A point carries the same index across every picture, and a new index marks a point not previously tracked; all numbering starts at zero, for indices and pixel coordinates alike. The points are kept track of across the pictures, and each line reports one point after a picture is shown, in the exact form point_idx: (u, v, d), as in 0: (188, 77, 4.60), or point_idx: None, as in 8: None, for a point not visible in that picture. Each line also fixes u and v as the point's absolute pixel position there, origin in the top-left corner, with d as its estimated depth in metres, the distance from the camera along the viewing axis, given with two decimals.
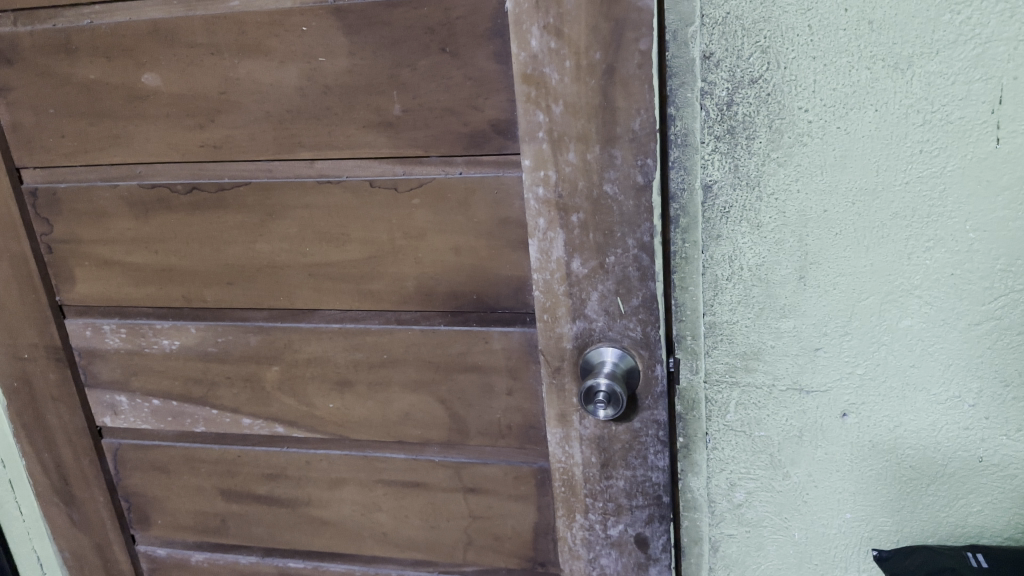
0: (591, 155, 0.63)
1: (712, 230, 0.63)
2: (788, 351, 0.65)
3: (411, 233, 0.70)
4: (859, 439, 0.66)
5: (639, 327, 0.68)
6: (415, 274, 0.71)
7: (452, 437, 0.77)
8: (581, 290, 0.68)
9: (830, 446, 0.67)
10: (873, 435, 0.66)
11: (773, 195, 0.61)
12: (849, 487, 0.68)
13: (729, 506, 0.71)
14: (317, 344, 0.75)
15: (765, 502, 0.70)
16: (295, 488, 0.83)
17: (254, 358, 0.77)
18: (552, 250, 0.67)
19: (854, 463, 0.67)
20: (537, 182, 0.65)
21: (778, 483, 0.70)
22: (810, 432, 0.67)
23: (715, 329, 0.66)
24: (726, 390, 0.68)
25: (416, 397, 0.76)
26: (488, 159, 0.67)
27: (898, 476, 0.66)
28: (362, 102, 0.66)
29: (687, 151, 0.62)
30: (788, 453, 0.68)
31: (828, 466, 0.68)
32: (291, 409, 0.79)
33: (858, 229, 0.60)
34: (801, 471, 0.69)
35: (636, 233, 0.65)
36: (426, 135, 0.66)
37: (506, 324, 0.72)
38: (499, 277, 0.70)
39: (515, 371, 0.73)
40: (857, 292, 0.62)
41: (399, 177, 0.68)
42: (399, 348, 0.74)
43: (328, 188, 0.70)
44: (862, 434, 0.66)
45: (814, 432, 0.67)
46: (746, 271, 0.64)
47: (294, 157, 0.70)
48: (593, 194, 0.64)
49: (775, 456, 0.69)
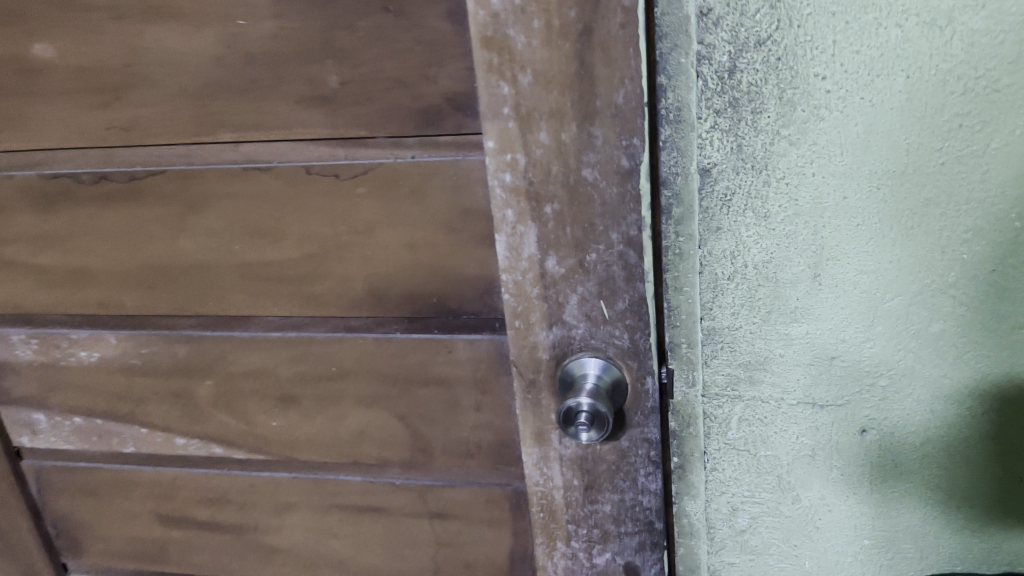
0: (565, 133, 0.52)
1: (710, 222, 0.54)
2: (799, 359, 0.56)
3: (357, 227, 0.59)
4: (880, 458, 0.58)
5: (626, 335, 0.58)
6: (364, 275, 0.60)
7: (414, 457, 0.67)
8: (557, 292, 0.58)
9: (846, 466, 0.59)
10: (896, 453, 0.57)
11: (783, 182, 0.52)
12: (867, 511, 0.60)
13: (730, 532, 0.64)
14: (254, 355, 0.65)
15: (771, 529, 0.62)
16: (240, 513, 0.73)
17: (184, 371, 0.67)
18: (522, 246, 0.56)
19: (873, 485, 0.59)
20: (502, 167, 0.54)
21: (786, 507, 0.62)
22: (824, 451, 0.59)
23: (714, 335, 0.57)
24: (728, 404, 0.59)
25: (372, 414, 0.66)
26: (444, 139, 0.55)
27: (923, 498, 0.58)
28: (292, 73, 0.55)
29: (681, 128, 0.52)
30: (799, 474, 0.60)
31: (843, 488, 0.60)
32: (229, 427, 0.69)
33: (884, 220, 0.51)
34: (812, 492, 0.61)
35: (621, 226, 0.54)
36: (371, 112, 0.55)
37: (472, 331, 0.62)
38: (462, 278, 0.59)
39: (483, 384, 0.63)
40: (879, 291, 0.53)
41: (339, 163, 0.57)
42: (349, 359, 0.63)
43: (257, 176, 0.58)
44: (884, 452, 0.58)
45: (828, 450, 0.59)
46: (751, 269, 0.54)
47: (214, 140, 0.58)
48: (569, 179, 0.54)
49: (784, 477, 0.61)
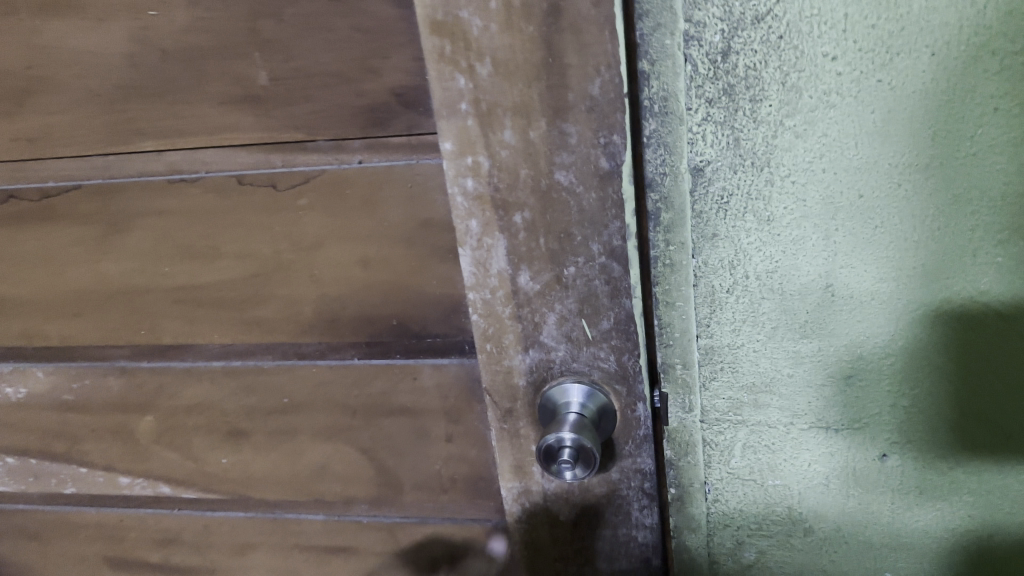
0: (534, 131, 0.44)
1: (705, 228, 0.47)
2: (810, 380, 0.49)
3: (301, 244, 0.51)
4: (902, 485, 0.51)
5: (612, 357, 0.50)
6: (313, 297, 0.53)
7: (382, 494, 0.60)
8: (532, 312, 0.50)
9: (865, 494, 0.52)
10: (919, 479, 0.51)
11: (788, 180, 0.44)
12: (889, 541, 0.53)
13: (735, 565, 0.58)
14: (194, 388, 0.58)
15: (782, 561, 0.56)
16: (195, 555, 0.67)
17: (122, 406, 0.60)
18: (490, 261, 0.49)
19: (895, 514, 0.52)
20: (463, 172, 0.47)
21: (798, 539, 0.55)
22: (839, 479, 0.52)
23: (712, 354, 0.50)
24: (730, 429, 0.52)
25: (332, 449, 0.59)
26: (394, 140, 0.47)
27: (949, 525, 0.52)
28: (214, 70, 0.47)
29: (668, 121, 0.44)
30: (811, 504, 0.53)
31: (862, 517, 0.53)
32: (176, 465, 0.62)
33: (907, 221, 0.44)
34: (826, 522, 0.54)
35: (602, 236, 0.46)
36: (308, 112, 0.47)
37: (438, 355, 0.54)
38: (424, 298, 0.52)
39: (455, 414, 0.56)
40: (902, 303, 0.46)
41: (276, 171, 0.50)
42: (303, 389, 0.56)
43: (184, 189, 0.51)
44: (907, 477, 0.51)
45: (844, 478, 0.52)
46: (753, 280, 0.47)
47: (132, 150, 0.51)
48: (540, 184, 0.46)
49: (795, 507, 0.54)
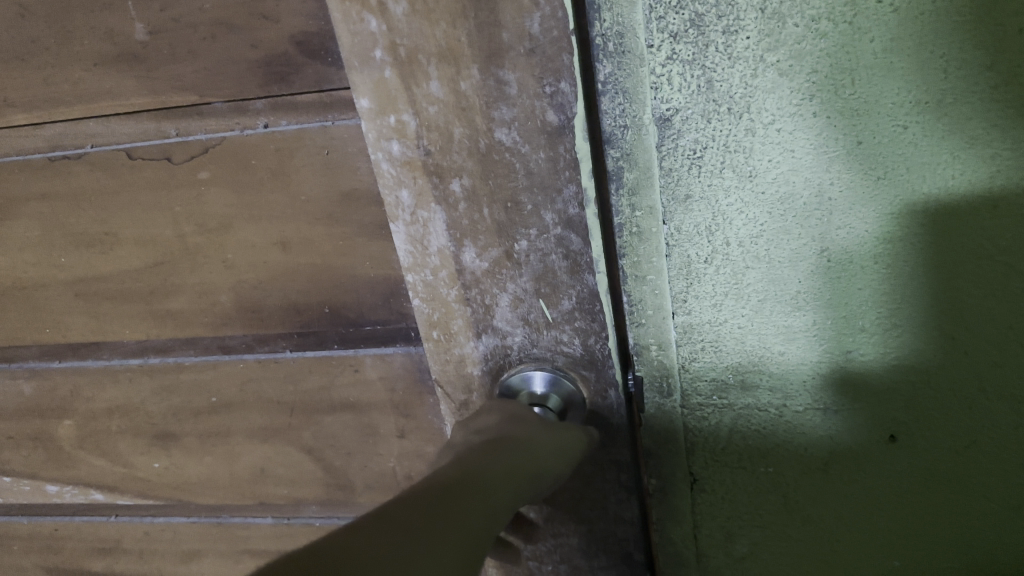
0: (464, 82, 0.37)
1: (676, 189, 0.39)
2: (804, 358, 0.41)
3: (208, 225, 0.44)
4: (913, 470, 0.43)
5: (576, 340, 0.43)
6: (229, 284, 0.46)
7: (333, 494, 0.54)
8: (481, 293, 0.43)
9: (870, 481, 0.44)
10: (931, 464, 0.43)
11: (772, 129, 0.36)
12: (897, 531, 0.46)
13: (726, 559, 0.50)
14: (112, 388, 0.52)
15: (777, 555, 0.48)
16: (138, 563, 0.61)
17: (35, 412, 0.54)
18: (428, 237, 0.42)
19: (905, 502, 0.44)
20: (385, 134, 0.39)
21: (795, 531, 0.47)
22: (840, 464, 0.44)
23: (691, 333, 0.42)
24: (714, 412, 0.44)
25: (272, 449, 0.52)
26: (303, 98, 0.40)
27: (967, 513, 0.44)
28: (82, 23, 0.39)
29: (626, 63, 0.36)
30: (809, 492, 0.46)
31: (866, 505, 0.45)
32: (105, 472, 0.56)
33: (915, 171, 0.35)
34: (825, 512, 0.46)
35: (555, 204, 0.39)
36: (198, 71, 0.40)
37: (380, 343, 0.47)
38: (357, 280, 0.45)
39: (404, 408, 0.49)
40: (909, 266, 0.38)
41: (170, 141, 0.42)
42: (232, 386, 0.50)
43: (68, 167, 0.44)
44: (918, 462, 0.43)
45: (846, 463, 0.44)
46: (735, 247, 0.39)
47: (5, 122, 0.43)
48: (478, 145, 0.38)
49: (791, 495, 0.46)
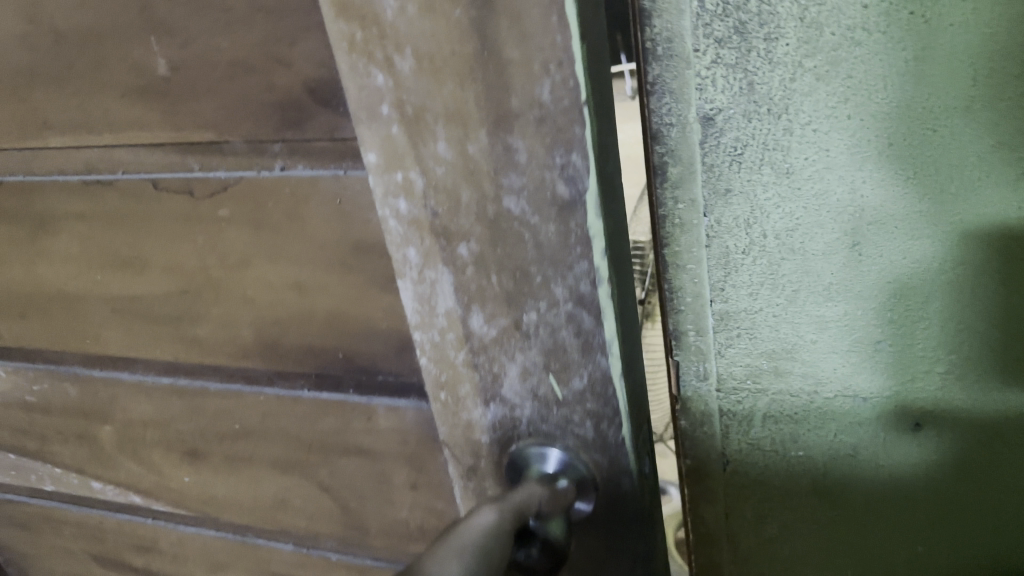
0: (472, 145, 0.34)
1: (715, 181, 0.33)
2: (836, 351, 0.35)
3: (229, 260, 0.44)
4: (948, 458, 0.37)
5: (588, 423, 0.40)
6: (250, 317, 0.45)
7: (348, 533, 0.53)
8: (490, 362, 0.40)
9: (903, 474, 0.38)
10: (967, 463, 0.37)
11: (810, 129, 0.30)
12: (931, 520, 0.39)
13: (754, 541, 0.42)
14: (146, 402, 0.53)
15: (808, 540, 0.41)
16: (173, 564, 0.62)
17: (80, 413, 0.56)
18: (436, 297, 0.39)
19: (939, 492, 0.38)
20: (393, 192, 0.37)
21: (824, 514, 0.40)
22: (871, 459, 0.38)
23: (728, 321, 0.36)
24: (746, 402, 0.38)
25: (290, 481, 0.52)
26: (317, 146, 0.38)
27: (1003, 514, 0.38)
28: (113, 54, 0.39)
29: (673, 66, 0.31)
30: (841, 482, 0.39)
31: (895, 498, 0.39)
32: (140, 477, 0.57)
33: (963, 162, 0.30)
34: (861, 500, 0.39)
35: (566, 279, 0.36)
36: (218, 108, 0.39)
37: (393, 394, 0.46)
38: (370, 330, 0.43)
39: (416, 461, 0.47)
40: (954, 255, 0.32)
41: (192, 175, 0.42)
42: (252, 415, 0.50)
43: (105, 192, 0.45)
44: (956, 448, 0.37)
45: (876, 460, 0.38)
46: (770, 239, 0.33)
47: (47, 144, 0.44)
48: (486, 212, 0.35)
49: (822, 483, 0.39)
